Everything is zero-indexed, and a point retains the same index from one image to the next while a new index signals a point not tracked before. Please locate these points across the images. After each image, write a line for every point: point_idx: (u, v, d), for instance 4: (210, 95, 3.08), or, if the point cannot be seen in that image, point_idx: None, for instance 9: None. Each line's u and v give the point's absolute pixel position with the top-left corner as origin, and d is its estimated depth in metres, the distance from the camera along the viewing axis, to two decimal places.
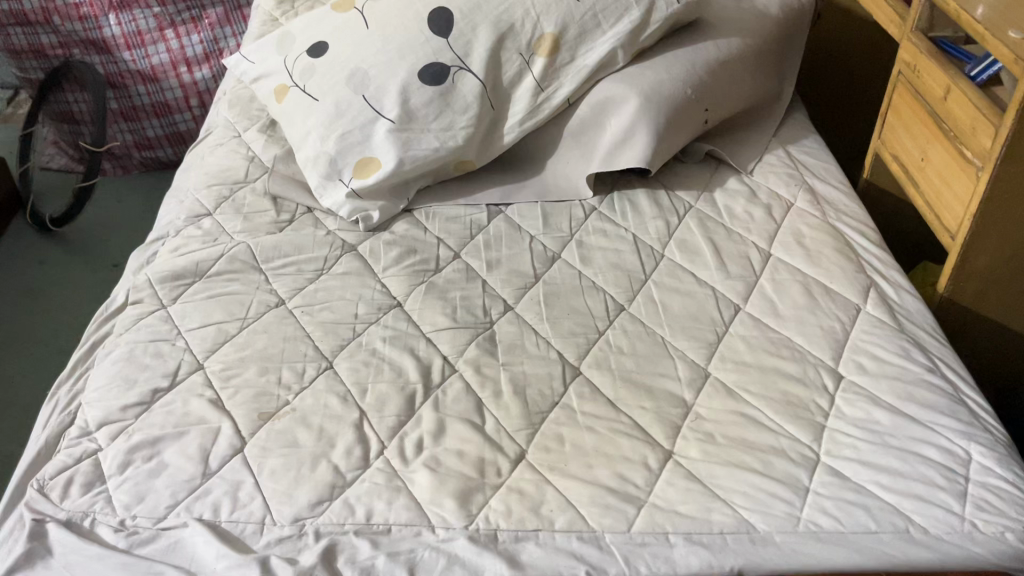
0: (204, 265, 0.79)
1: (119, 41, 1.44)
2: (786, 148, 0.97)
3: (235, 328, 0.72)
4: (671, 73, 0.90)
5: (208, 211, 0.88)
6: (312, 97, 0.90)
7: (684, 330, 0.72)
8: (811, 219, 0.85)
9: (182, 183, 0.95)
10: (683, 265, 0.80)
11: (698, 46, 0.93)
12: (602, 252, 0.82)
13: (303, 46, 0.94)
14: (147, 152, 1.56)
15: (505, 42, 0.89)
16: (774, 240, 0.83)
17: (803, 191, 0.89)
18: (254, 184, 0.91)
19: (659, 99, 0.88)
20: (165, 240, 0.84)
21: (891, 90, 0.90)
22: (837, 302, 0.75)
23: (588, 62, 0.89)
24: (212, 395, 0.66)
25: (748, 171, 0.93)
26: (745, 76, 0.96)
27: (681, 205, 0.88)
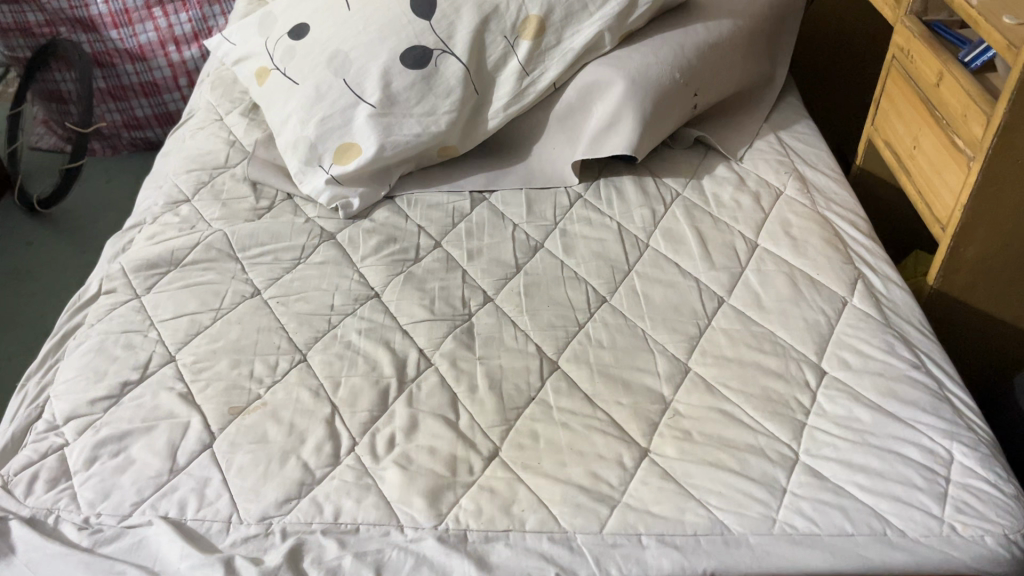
0: (180, 254, 0.78)
1: (106, 20, 1.42)
2: (777, 134, 0.95)
3: (208, 319, 0.71)
4: (659, 56, 0.87)
5: (186, 197, 0.86)
6: (293, 80, 0.88)
7: (666, 322, 0.71)
8: (800, 208, 0.83)
9: (162, 167, 0.93)
10: (667, 254, 0.79)
11: (688, 29, 0.91)
12: (585, 241, 0.81)
13: (284, 28, 0.92)
14: (137, 132, 1.55)
15: (489, 25, 0.87)
16: (761, 229, 0.81)
17: (792, 178, 0.87)
18: (234, 169, 0.90)
19: (646, 84, 0.86)
20: (142, 227, 0.83)
21: (885, 75, 0.88)
22: (823, 295, 0.73)
23: (574, 45, 0.87)
24: (182, 388, 0.65)
25: (739, 157, 0.91)
26: (736, 59, 0.93)
27: (668, 193, 0.86)
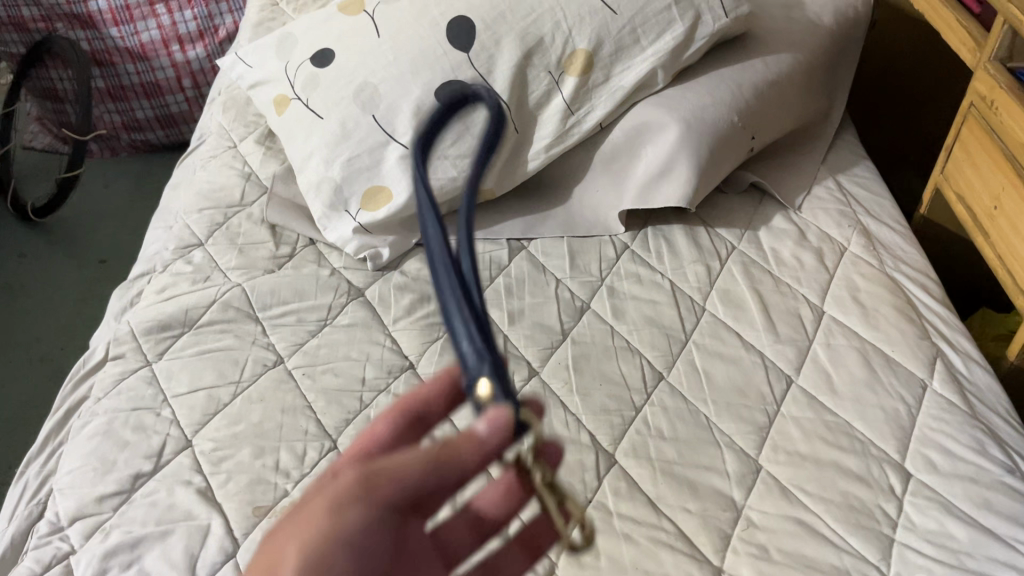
0: (194, 312, 0.71)
1: (106, 16, 1.33)
2: (836, 178, 0.88)
3: (227, 395, 0.65)
4: (716, 97, 0.80)
5: (199, 241, 0.79)
6: (316, 113, 0.81)
7: (731, 408, 0.65)
8: (867, 269, 0.77)
9: (170, 203, 0.86)
10: (727, 322, 0.72)
11: (746, 64, 0.83)
12: (636, 302, 0.74)
13: (306, 52, 0.85)
14: (137, 134, 1.46)
15: (532, 59, 0.79)
16: (827, 294, 0.75)
17: (857, 233, 0.81)
18: (251, 209, 0.83)
19: (703, 127, 0.79)
20: (151, 276, 0.76)
21: (960, 122, 0.81)
22: (900, 377, 0.67)
23: (625, 82, 0.80)
24: (201, 483, 0.59)
25: (796, 207, 0.84)
26: (796, 97, 0.86)
27: (723, 246, 0.80)
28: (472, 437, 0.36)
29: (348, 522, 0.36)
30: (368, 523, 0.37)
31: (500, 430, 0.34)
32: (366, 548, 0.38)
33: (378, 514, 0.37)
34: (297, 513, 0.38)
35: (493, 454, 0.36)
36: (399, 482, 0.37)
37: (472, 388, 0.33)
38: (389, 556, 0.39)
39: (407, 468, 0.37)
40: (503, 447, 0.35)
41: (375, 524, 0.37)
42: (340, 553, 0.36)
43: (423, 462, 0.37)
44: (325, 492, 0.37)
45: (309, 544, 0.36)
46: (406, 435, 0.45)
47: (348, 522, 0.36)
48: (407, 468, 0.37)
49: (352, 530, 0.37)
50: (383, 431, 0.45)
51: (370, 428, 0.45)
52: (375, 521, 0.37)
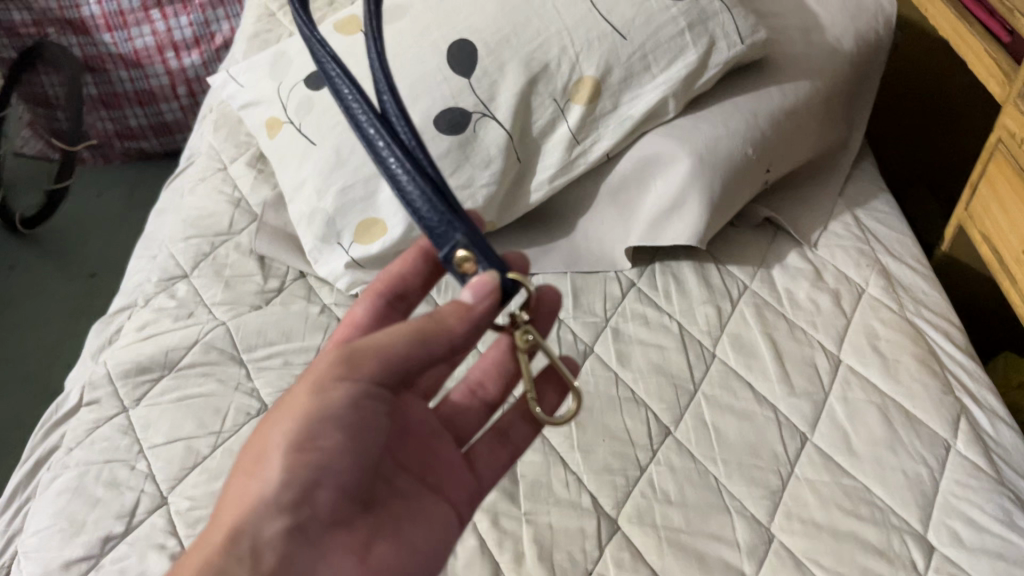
0: (175, 354, 0.67)
1: (99, 22, 1.29)
2: (854, 212, 0.83)
3: (207, 446, 0.61)
4: (730, 128, 0.76)
5: (184, 272, 0.76)
6: (309, 139, 0.77)
7: (742, 469, 0.61)
8: (887, 314, 0.73)
9: (156, 229, 0.82)
10: (738, 371, 0.68)
11: (762, 93, 0.79)
12: (643, 347, 0.70)
13: (300, 74, 0.81)
14: (131, 142, 1.42)
15: (536, 86, 0.75)
16: (844, 341, 0.71)
17: (876, 274, 0.76)
18: (239, 238, 0.79)
19: (715, 160, 0.75)
20: (132, 311, 0.73)
21: (987, 157, 0.77)
22: (922, 437, 0.63)
23: (634, 112, 0.76)
24: (174, 546, 0.55)
25: (812, 243, 0.80)
26: (814, 127, 0.82)
27: (734, 286, 0.76)
28: (462, 306, 0.44)
29: (333, 402, 0.46)
30: (351, 403, 0.46)
31: (485, 294, 0.43)
32: (360, 416, 0.47)
33: (363, 388, 0.47)
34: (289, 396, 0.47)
35: (482, 317, 0.44)
36: (380, 360, 0.46)
37: (453, 262, 0.45)
38: (378, 434, 0.48)
39: (393, 346, 0.45)
40: (490, 310, 0.44)
41: (360, 403, 0.47)
42: (328, 427, 0.46)
43: (404, 334, 0.45)
44: (311, 376, 0.46)
45: (302, 419, 0.45)
46: (385, 314, 0.58)
47: (333, 401, 0.46)
48: (389, 347, 0.45)
49: (335, 413, 0.46)
50: (363, 314, 0.57)
51: (354, 312, 0.57)
52: (360, 396, 0.46)
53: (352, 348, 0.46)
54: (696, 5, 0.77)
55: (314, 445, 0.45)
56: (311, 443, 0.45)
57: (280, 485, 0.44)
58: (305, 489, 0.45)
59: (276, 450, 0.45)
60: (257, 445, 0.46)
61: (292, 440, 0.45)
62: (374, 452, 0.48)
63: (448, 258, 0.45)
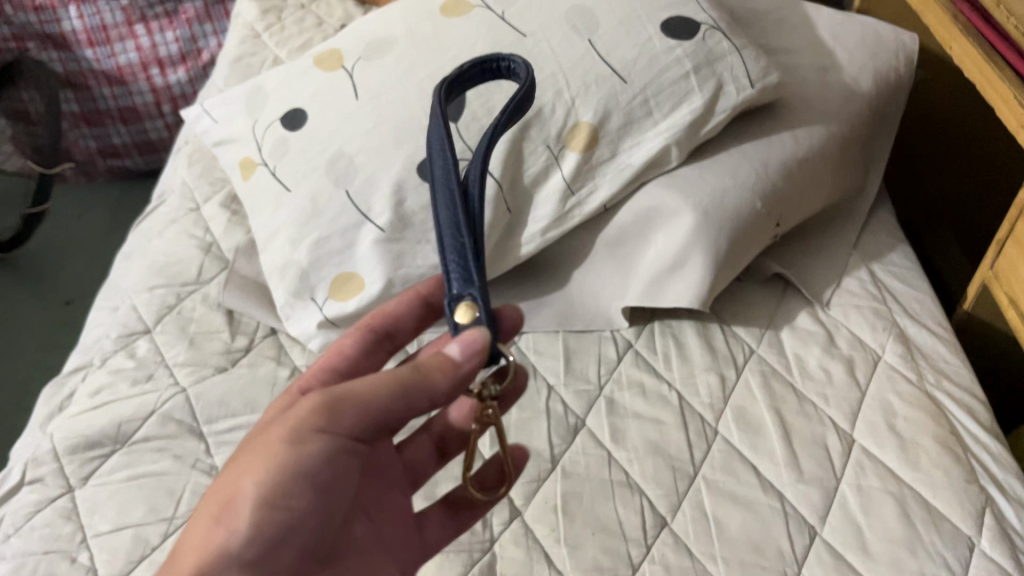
0: (129, 426, 0.61)
1: (81, 38, 1.24)
2: (869, 267, 0.77)
3: (157, 536, 0.55)
4: (737, 179, 0.70)
5: (146, 328, 0.70)
6: (283, 185, 0.72)
7: (744, 571, 0.55)
8: (905, 386, 0.67)
9: (120, 276, 0.77)
10: (742, 452, 0.63)
11: (773, 140, 0.73)
12: (639, 421, 0.65)
13: (275, 112, 0.75)
14: (114, 160, 1.37)
15: (528, 131, 0.70)
16: (859, 417, 0.65)
17: (893, 338, 0.71)
18: (208, 289, 0.73)
19: (722, 215, 0.69)
20: (88, 372, 0.68)
21: (1016, 215, 0.69)
22: (943, 535, 0.57)
23: (634, 160, 0.70)
24: None
25: (824, 302, 0.74)
26: (829, 174, 0.76)
27: (740, 350, 0.70)
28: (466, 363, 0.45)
29: (309, 454, 0.44)
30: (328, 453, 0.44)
31: (473, 352, 0.43)
32: (333, 468, 0.45)
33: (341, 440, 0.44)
34: (265, 434, 0.45)
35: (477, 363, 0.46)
36: (363, 414, 0.43)
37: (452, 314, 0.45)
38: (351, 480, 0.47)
39: (376, 401, 0.43)
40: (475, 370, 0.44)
41: (334, 453, 0.45)
42: (301, 480, 0.44)
43: (391, 388, 0.43)
44: (291, 420, 0.44)
45: (275, 470, 0.43)
46: (370, 351, 0.56)
47: (310, 452, 0.44)
48: (372, 402, 0.43)
49: (310, 467, 0.44)
50: (351, 346, 0.56)
51: (341, 343, 0.56)
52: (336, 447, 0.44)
53: (334, 395, 0.43)
54: (704, 45, 0.72)
55: (284, 497, 0.44)
56: (281, 496, 0.44)
57: (245, 540, 0.43)
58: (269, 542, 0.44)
59: (244, 501, 0.43)
60: (224, 487, 0.44)
61: (262, 493, 0.43)
62: (342, 497, 0.47)
63: (449, 304, 0.45)
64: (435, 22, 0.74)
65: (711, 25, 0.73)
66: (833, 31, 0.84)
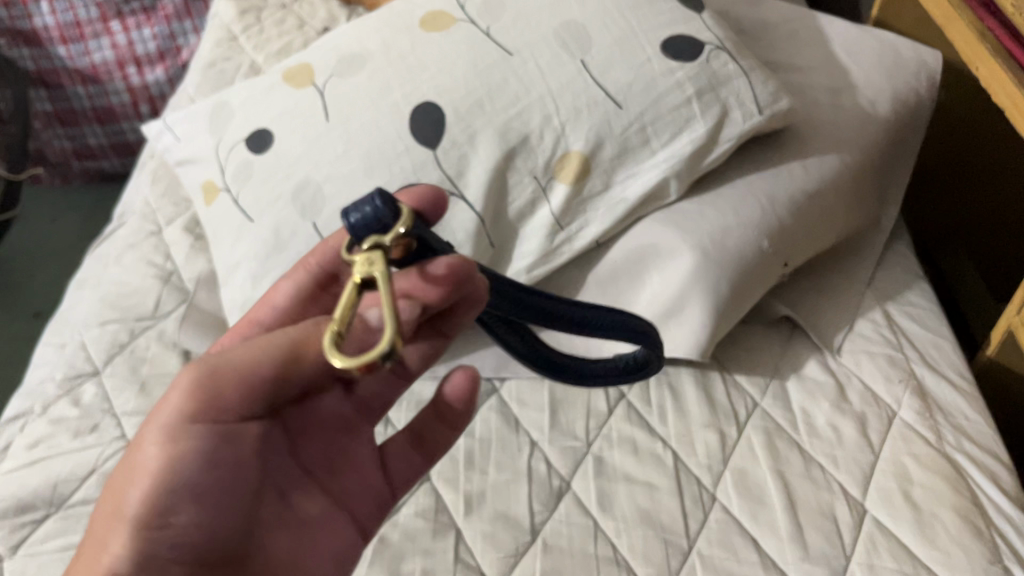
0: (65, 487, 0.56)
1: (53, 34, 1.18)
2: (884, 307, 0.71)
3: None
4: (740, 215, 0.64)
5: (94, 369, 0.65)
6: (245, 215, 0.66)
7: None
8: (922, 448, 0.61)
9: (71, 308, 0.71)
10: (743, 523, 0.57)
11: (780, 172, 0.67)
12: (629, 485, 0.59)
13: (240, 132, 0.69)
14: (90, 162, 1.32)
15: (514, 161, 0.64)
16: (871, 483, 0.59)
17: (910, 392, 0.64)
18: (164, 325, 0.67)
19: (724, 256, 0.62)
20: (28, 420, 0.62)
21: None
22: None
23: (628, 194, 0.64)
24: None
25: (834, 349, 0.68)
26: (841, 208, 0.70)
27: (742, 404, 0.64)
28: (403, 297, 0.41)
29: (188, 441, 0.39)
30: (213, 446, 0.40)
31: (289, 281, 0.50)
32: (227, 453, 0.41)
33: (222, 429, 0.40)
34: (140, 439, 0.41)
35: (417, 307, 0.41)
36: (241, 381, 0.40)
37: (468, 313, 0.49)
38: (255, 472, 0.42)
39: (257, 367, 0.40)
40: (300, 292, 0.49)
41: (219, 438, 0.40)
42: (183, 486, 0.39)
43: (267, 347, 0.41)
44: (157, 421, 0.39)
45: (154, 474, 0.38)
46: (309, 302, 0.50)
47: (186, 450, 0.39)
48: (255, 365, 0.40)
49: (190, 457, 0.39)
50: (285, 293, 0.49)
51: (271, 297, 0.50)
52: (216, 442, 0.40)
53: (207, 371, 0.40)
54: (708, 67, 0.65)
55: (167, 509, 0.38)
56: (161, 509, 0.38)
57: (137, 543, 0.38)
58: (160, 563, 0.38)
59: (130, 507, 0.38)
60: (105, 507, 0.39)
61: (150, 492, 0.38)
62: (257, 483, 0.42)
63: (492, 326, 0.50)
64: (414, 36, 0.68)
65: (716, 44, 0.66)
66: (850, 47, 0.77)
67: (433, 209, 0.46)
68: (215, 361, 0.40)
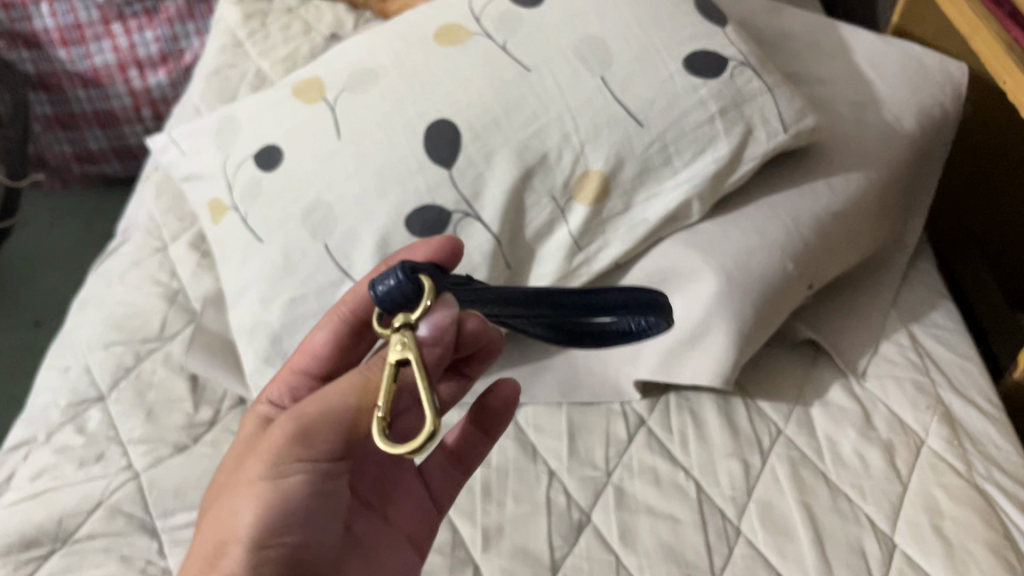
0: (71, 521, 0.55)
1: (53, 36, 1.15)
2: (909, 329, 0.70)
3: None
4: (764, 237, 0.62)
5: (99, 394, 0.63)
6: (253, 234, 0.64)
7: None
8: (951, 478, 0.59)
9: (74, 328, 0.69)
10: (768, 558, 0.55)
11: (805, 191, 0.65)
12: (651, 518, 0.57)
13: (248, 148, 0.67)
14: (91, 166, 1.30)
15: (532, 181, 0.62)
16: (900, 515, 0.57)
17: (938, 418, 0.63)
18: (171, 347, 0.66)
19: (748, 280, 0.60)
20: (32, 447, 0.61)
21: None
22: None
23: (649, 216, 0.62)
24: None
25: (859, 373, 0.66)
26: (866, 227, 0.68)
27: (766, 431, 0.62)
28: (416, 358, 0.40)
29: (291, 485, 0.41)
30: (321, 478, 0.42)
31: (323, 330, 0.51)
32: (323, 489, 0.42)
33: (325, 468, 0.42)
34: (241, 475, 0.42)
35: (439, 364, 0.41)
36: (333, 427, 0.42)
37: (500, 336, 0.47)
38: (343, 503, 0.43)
39: (342, 415, 0.42)
40: (336, 338, 0.51)
41: (319, 479, 0.42)
42: (291, 514, 0.40)
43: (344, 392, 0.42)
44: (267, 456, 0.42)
45: (267, 502, 0.40)
46: (346, 345, 0.51)
47: (295, 483, 0.41)
48: (337, 411, 0.42)
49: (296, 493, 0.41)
50: (322, 342, 0.51)
51: (308, 346, 0.51)
52: (319, 479, 0.42)
53: (302, 421, 0.42)
54: (732, 84, 0.63)
55: (277, 534, 0.39)
56: (273, 532, 0.39)
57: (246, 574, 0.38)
58: None
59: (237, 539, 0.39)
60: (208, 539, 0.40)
61: (257, 526, 0.39)
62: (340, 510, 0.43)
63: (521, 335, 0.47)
64: (428, 51, 0.66)
65: (741, 60, 0.64)
66: (873, 59, 0.75)
67: (451, 260, 0.47)
68: (307, 412, 0.42)
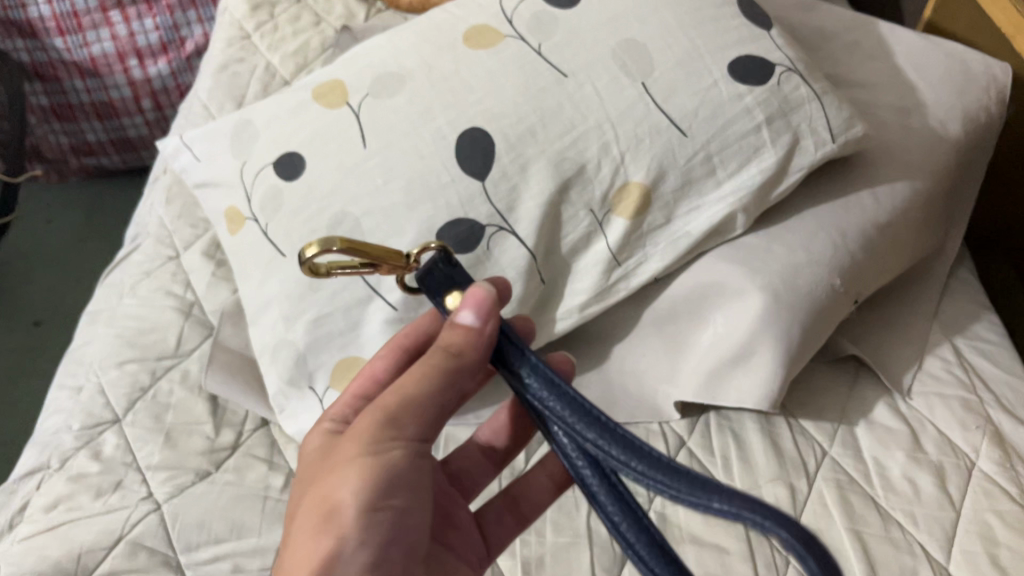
0: (90, 559, 0.52)
1: (49, 25, 1.10)
2: (953, 342, 0.67)
3: None
4: (810, 252, 0.59)
5: (113, 418, 0.60)
6: (273, 248, 0.61)
7: None
8: (1005, 503, 0.57)
9: (85, 344, 0.66)
10: None
11: (850, 202, 0.63)
12: (697, 548, 0.55)
13: (266, 155, 0.64)
14: (88, 158, 1.28)
15: (569, 193, 0.59)
16: (954, 544, 0.55)
17: (988, 438, 0.60)
18: (188, 365, 0.63)
19: (795, 298, 0.57)
20: (44, 475, 0.58)
21: None
22: None
23: (691, 230, 0.60)
24: None
25: (904, 390, 0.64)
26: (912, 238, 0.65)
27: (811, 453, 0.60)
28: (461, 329, 0.40)
29: (392, 459, 0.41)
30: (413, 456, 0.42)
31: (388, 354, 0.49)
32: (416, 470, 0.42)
33: (414, 447, 0.42)
34: (334, 459, 0.42)
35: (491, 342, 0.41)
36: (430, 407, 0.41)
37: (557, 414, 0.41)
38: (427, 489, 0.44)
39: (427, 399, 0.41)
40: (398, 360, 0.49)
41: (414, 457, 0.42)
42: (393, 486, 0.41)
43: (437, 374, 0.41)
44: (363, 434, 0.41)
45: (371, 474, 0.40)
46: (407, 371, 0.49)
47: (394, 458, 0.41)
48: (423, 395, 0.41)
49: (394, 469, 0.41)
50: (384, 368, 0.49)
51: (369, 367, 0.49)
52: (412, 455, 0.42)
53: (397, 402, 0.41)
54: (779, 91, 0.60)
55: (383, 501, 0.40)
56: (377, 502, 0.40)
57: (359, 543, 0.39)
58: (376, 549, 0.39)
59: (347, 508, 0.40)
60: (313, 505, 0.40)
61: (365, 496, 0.40)
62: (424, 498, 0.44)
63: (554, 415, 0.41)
64: (457, 54, 0.63)
65: (788, 65, 0.61)
66: (915, 60, 0.72)
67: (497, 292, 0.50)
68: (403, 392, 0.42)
